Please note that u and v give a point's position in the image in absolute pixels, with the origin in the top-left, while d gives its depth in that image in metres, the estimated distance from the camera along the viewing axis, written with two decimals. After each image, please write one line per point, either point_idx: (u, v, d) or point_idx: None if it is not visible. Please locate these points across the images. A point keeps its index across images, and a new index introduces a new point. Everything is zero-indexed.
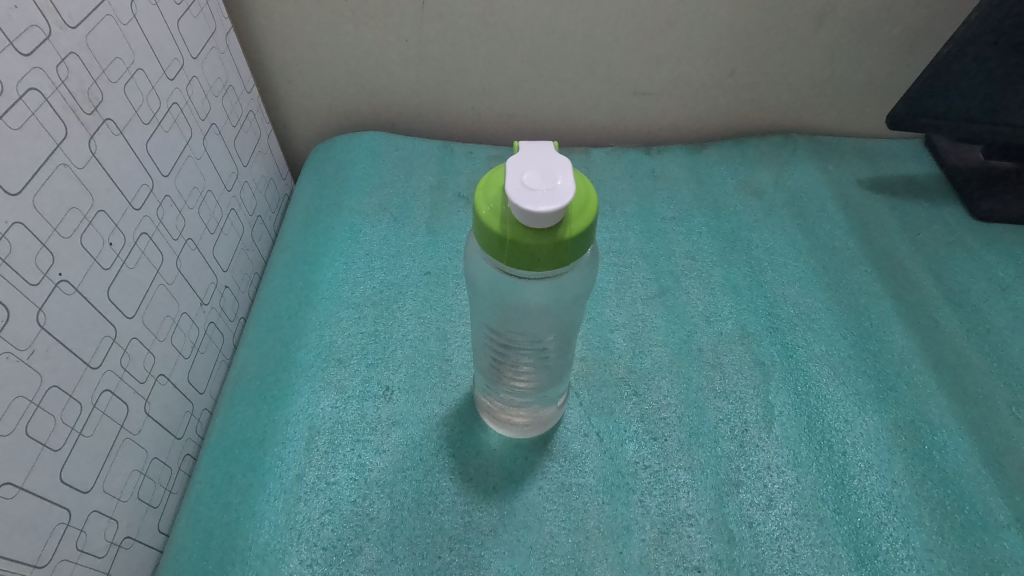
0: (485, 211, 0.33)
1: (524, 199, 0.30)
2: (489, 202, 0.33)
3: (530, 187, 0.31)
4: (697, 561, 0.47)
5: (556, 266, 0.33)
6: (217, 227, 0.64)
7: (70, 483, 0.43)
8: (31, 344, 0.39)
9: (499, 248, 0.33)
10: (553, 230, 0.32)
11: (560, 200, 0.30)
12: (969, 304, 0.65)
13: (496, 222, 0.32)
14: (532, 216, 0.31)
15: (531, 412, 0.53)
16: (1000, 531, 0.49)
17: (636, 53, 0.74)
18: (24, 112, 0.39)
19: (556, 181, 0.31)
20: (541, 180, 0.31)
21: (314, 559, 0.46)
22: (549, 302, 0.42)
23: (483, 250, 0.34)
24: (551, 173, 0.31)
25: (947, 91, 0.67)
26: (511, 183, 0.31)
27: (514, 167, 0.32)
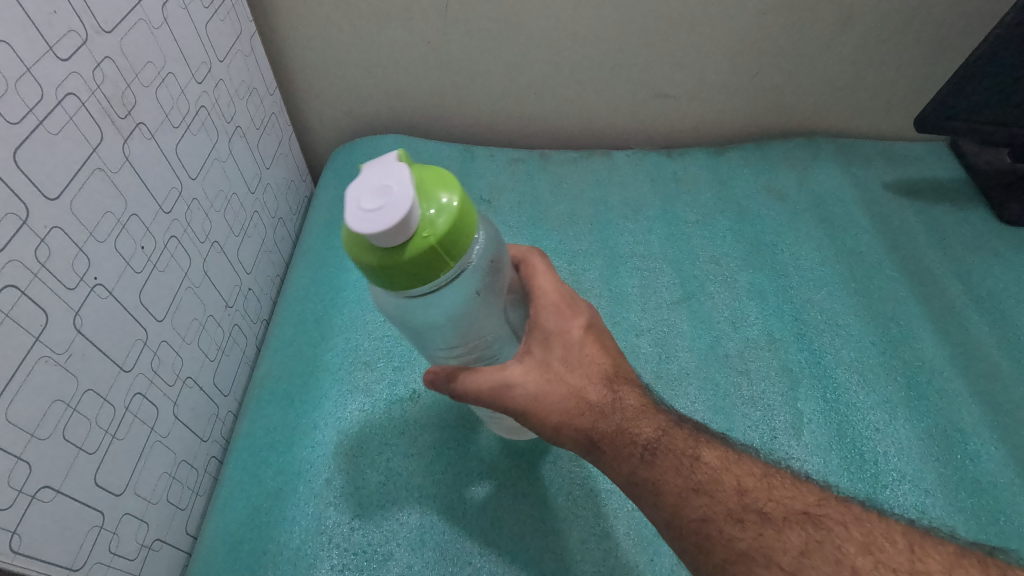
0: (349, 244, 0.31)
1: (368, 219, 0.29)
2: (348, 237, 0.31)
3: (370, 206, 0.29)
4: None
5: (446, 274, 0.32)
6: (241, 230, 0.64)
7: (104, 486, 0.43)
8: (69, 347, 0.40)
9: (386, 277, 0.31)
10: (416, 238, 0.30)
11: (404, 203, 0.29)
12: (999, 310, 0.64)
13: (365, 252, 0.31)
14: (389, 229, 0.29)
15: (518, 417, 0.51)
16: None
17: (659, 56, 0.73)
18: (63, 117, 0.39)
19: (387, 186, 0.30)
20: (377, 197, 0.29)
21: (345, 564, 0.46)
22: (489, 291, 0.39)
23: (378, 286, 0.32)
24: (383, 183, 0.30)
25: (979, 95, 0.67)
26: (356, 207, 0.29)
27: (355, 192, 0.30)
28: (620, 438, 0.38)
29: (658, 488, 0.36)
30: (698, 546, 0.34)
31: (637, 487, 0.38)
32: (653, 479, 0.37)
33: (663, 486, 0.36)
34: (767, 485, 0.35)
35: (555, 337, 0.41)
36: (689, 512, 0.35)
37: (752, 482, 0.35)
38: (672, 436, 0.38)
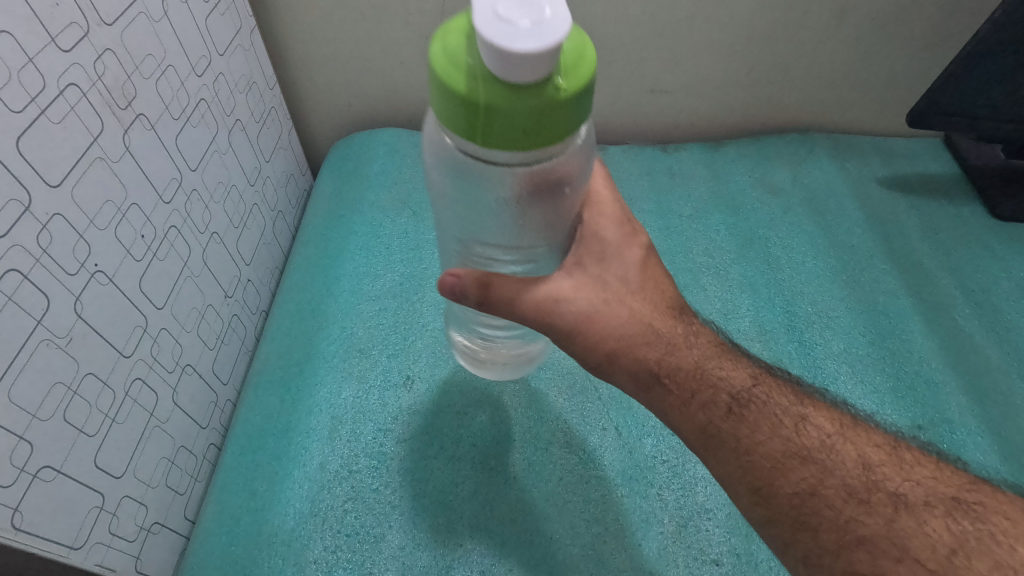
0: (450, 65, 0.27)
1: (498, 32, 0.24)
2: (455, 53, 0.27)
3: (502, 18, 0.25)
4: (715, 554, 0.48)
5: (541, 141, 0.28)
6: (240, 221, 0.65)
7: (104, 469, 0.44)
8: (69, 332, 0.41)
9: (470, 113, 0.27)
10: (528, 90, 0.26)
11: (548, 38, 0.25)
12: (988, 303, 0.65)
13: (466, 78, 0.27)
14: (513, 60, 0.25)
15: (514, 350, 0.55)
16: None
17: (653, 52, 0.74)
18: (64, 107, 0.40)
19: (543, 15, 0.25)
20: (521, 10, 0.25)
21: (339, 545, 0.47)
22: (538, 209, 0.37)
23: (449, 118, 0.29)
24: (536, 5, 0.25)
25: (969, 89, 0.67)
26: (482, 13, 0.25)
27: None
28: (699, 380, 0.39)
29: (748, 440, 0.37)
30: (795, 513, 0.35)
31: (708, 438, 0.38)
32: (738, 432, 0.37)
33: (759, 446, 0.37)
34: (871, 454, 0.36)
35: (611, 256, 0.41)
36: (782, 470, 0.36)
37: (839, 452, 0.36)
38: (761, 387, 0.39)
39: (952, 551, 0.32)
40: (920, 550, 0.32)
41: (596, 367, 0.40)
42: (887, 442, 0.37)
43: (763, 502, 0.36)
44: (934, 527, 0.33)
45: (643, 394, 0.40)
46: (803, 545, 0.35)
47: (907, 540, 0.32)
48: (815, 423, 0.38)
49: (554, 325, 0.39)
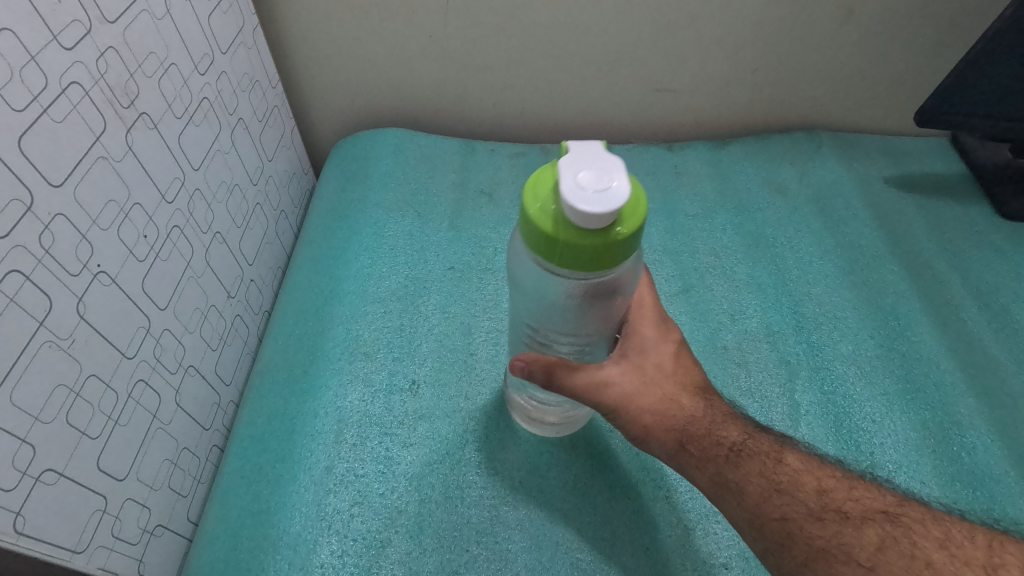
0: (534, 210, 0.33)
1: (577, 197, 0.30)
2: (539, 201, 0.33)
3: (581, 185, 0.30)
4: (724, 558, 0.47)
5: (602, 268, 0.33)
6: (243, 221, 0.65)
7: (106, 471, 0.43)
8: (72, 333, 0.40)
9: (547, 248, 0.33)
10: (595, 233, 0.31)
11: (614, 203, 0.30)
12: (997, 304, 0.64)
13: (547, 222, 0.32)
14: (585, 217, 0.30)
15: (564, 413, 0.52)
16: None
17: (658, 51, 0.74)
18: (66, 105, 0.40)
19: (611, 182, 0.30)
20: (596, 180, 0.30)
21: (344, 550, 0.46)
22: (596, 305, 0.41)
23: (530, 246, 0.34)
24: (606, 174, 0.31)
25: (977, 90, 0.67)
26: (565, 181, 0.30)
27: (568, 166, 0.31)
28: (708, 439, 0.40)
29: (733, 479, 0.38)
30: (775, 536, 0.36)
31: (720, 487, 0.38)
32: (737, 479, 0.38)
33: (746, 485, 0.37)
34: (828, 483, 0.37)
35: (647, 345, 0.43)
36: (769, 509, 0.36)
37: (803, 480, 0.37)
38: (755, 441, 0.40)
39: (881, 552, 0.32)
40: (858, 553, 0.32)
41: (635, 439, 0.42)
42: (846, 475, 0.37)
43: (761, 535, 0.36)
44: (871, 535, 0.33)
45: (672, 460, 0.41)
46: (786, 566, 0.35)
47: (848, 544, 0.33)
48: (787, 462, 0.38)
49: (600, 406, 0.42)
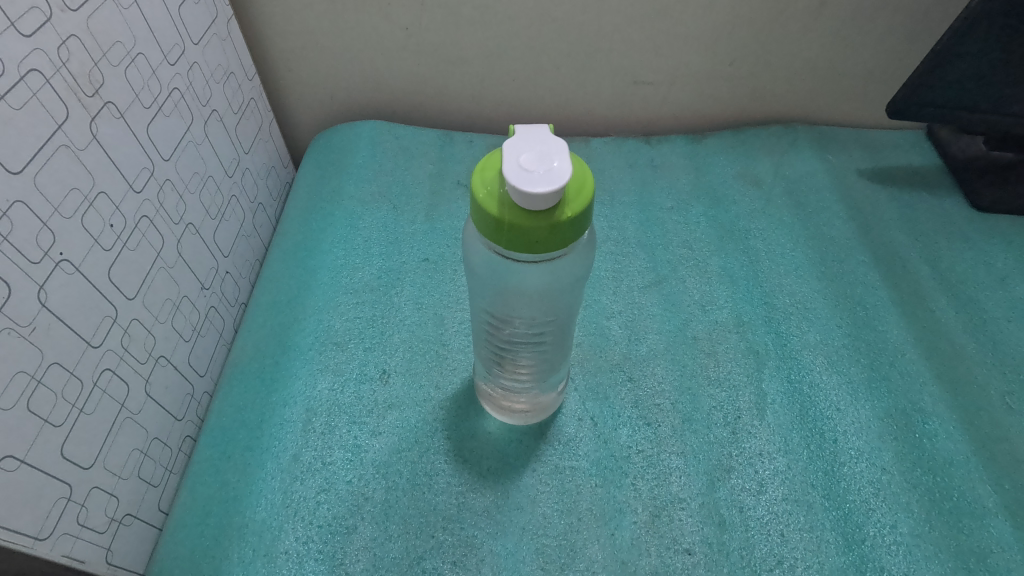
0: (482, 194, 0.33)
1: (519, 178, 0.31)
2: (486, 184, 0.33)
3: (525, 167, 0.31)
4: (688, 544, 0.47)
5: (551, 249, 0.33)
6: (217, 213, 0.65)
7: (71, 459, 0.44)
8: (33, 320, 0.40)
9: (496, 231, 0.33)
10: (541, 213, 0.32)
11: (557, 182, 0.31)
12: (966, 294, 0.65)
13: (494, 204, 0.33)
14: (529, 197, 0.31)
15: (531, 398, 0.53)
16: (987, 518, 0.49)
17: (634, 44, 0.74)
18: (26, 93, 0.40)
19: (553, 163, 0.31)
20: (538, 162, 0.31)
21: (310, 536, 0.47)
22: (556, 288, 0.42)
23: (480, 231, 0.35)
24: (548, 155, 0.32)
25: (946, 81, 0.67)
26: (508, 164, 0.31)
27: (511, 150, 0.32)
28: None
29: None
30: None
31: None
32: None
33: None
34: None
35: None
36: None
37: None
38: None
39: None
40: None
41: None
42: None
43: None
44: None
45: None
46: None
47: None
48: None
49: None
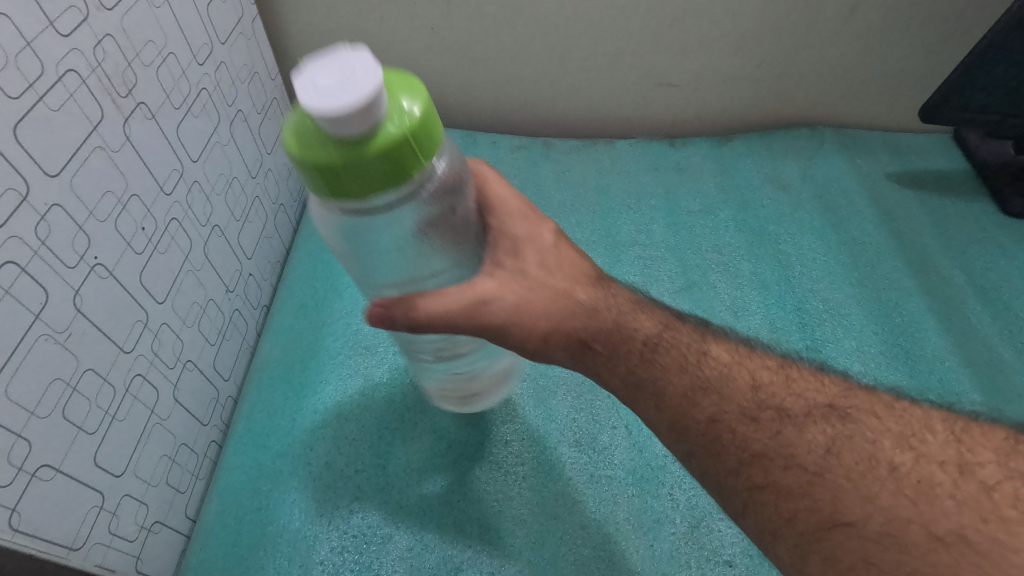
0: (297, 130, 0.27)
1: (324, 101, 0.25)
2: (298, 118, 0.27)
3: (325, 87, 0.25)
4: (728, 555, 0.47)
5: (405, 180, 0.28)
6: (242, 214, 0.64)
7: (104, 467, 0.43)
8: (69, 326, 0.39)
9: (331, 183, 0.27)
10: (376, 139, 0.27)
11: (370, 97, 0.25)
12: (1001, 301, 0.64)
13: (314, 141, 0.27)
14: (335, 120, 0.25)
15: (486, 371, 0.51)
16: (955, 384, 0.57)
17: (662, 44, 0.73)
18: (62, 93, 0.39)
19: (356, 73, 0.25)
20: (334, 78, 0.25)
21: (345, 546, 0.46)
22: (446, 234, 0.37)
23: (314, 188, 0.29)
24: (348, 66, 0.26)
25: (983, 83, 0.66)
26: (302, 87, 0.25)
27: (303, 70, 0.26)
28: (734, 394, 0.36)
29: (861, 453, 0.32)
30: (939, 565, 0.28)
31: (632, 386, 0.39)
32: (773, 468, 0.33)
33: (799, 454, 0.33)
34: (762, 376, 0.37)
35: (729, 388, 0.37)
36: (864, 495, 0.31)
37: (826, 384, 0.36)
38: (672, 333, 0.40)
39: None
40: None
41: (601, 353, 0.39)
42: (779, 365, 0.38)
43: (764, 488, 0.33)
44: (815, 433, 0.33)
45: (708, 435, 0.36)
46: (715, 472, 0.35)
47: None
48: (713, 357, 0.38)
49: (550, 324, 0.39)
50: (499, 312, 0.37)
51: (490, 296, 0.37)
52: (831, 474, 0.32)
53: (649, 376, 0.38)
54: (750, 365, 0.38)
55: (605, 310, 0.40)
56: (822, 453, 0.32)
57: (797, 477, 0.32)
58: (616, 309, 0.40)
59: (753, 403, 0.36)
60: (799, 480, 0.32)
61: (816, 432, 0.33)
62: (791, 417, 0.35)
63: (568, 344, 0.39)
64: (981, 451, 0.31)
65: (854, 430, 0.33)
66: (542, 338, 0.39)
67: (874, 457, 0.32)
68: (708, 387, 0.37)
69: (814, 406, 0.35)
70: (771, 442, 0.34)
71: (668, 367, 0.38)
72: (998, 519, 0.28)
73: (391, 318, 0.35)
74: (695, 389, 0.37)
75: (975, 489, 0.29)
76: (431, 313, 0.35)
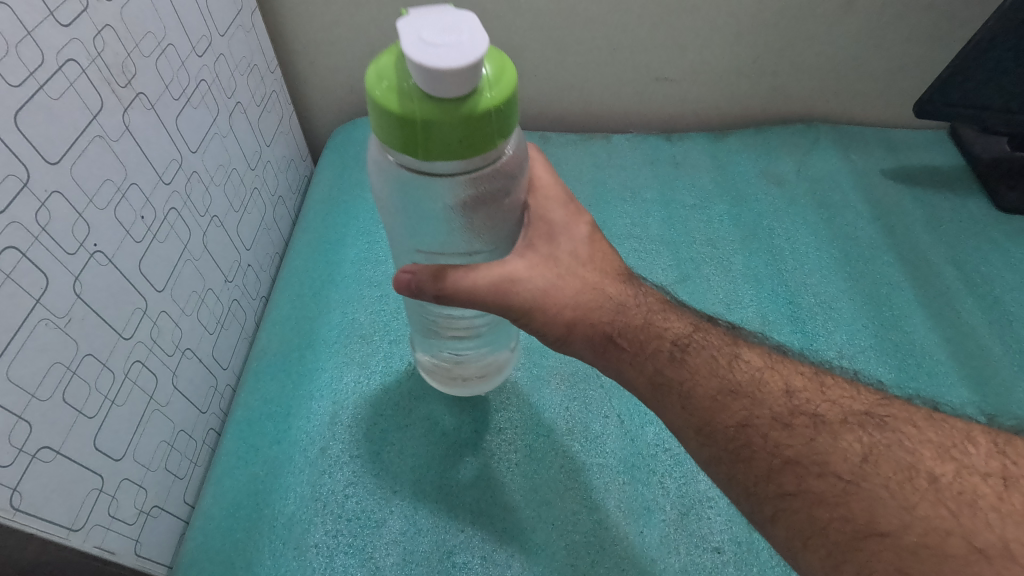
0: (380, 91, 0.29)
1: (424, 52, 0.26)
2: (388, 75, 0.29)
3: (426, 41, 0.27)
4: (717, 542, 0.48)
5: (476, 146, 0.29)
6: (241, 205, 0.65)
7: (103, 451, 0.44)
8: (69, 311, 0.40)
9: (403, 134, 0.29)
10: (466, 106, 0.28)
11: (469, 54, 0.26)
12: (991, 295, 0.65)
13: (396, 100, 0.28)
14: (435, 76, 0.27)
15: (482, 361, 0.53)
16: None
17: (659, 40, 0.73)
18: (63, 83, 0.39)
19: (459, 36, 0.27)
20: (441, 34, 0.27)
21: (339, 529, 0.47)
22: (487, 214, 0.38)
23: (385, 144, 0.30)
24: (452, 28, 0.27)
25: (978, 81, 0.67)
26: (407, 40, 0.27)
27: (406, 27, 0.27)
28: (762, 393, 0.37)
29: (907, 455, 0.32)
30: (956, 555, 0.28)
31: (658, 388, 0.40)
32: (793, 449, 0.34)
33: (831, 458, 0.33)
34: (796, 382, 0.38)
35: (759, 391, 0.37)
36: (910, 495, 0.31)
37: (861, 392, 0.37)
38: (703, 335, 0.41)
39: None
40: None
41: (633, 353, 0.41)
42: (813, 372, 0.39)
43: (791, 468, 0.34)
44: (851, 441, 0.33)
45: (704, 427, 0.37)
46: (742, 478, 0.35)
47: None
48: (744, 358, 0.40)
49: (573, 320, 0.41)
50: (525, 293, 0.39)
51: (520, 276, 0.39)
52: (868, 482, 0.32)
53: (677, 377, 0.39)
54: (783, 371, 0.38)
55: (634, 307, 0.42)
56: (859, 460, 0.32)
57: (832, 486, 0.32)
58: (645, 308, 0.42)
59: (787, 407, 0.36)
60: (834, 489, 0.32)
61: (852, 440, 0.33)
62: (827, 424, 0.35)
63: (592, 335, 0.41)
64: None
65: (891, 440, 0.33)
66: (568, 327, 0.41)
67: (912, 470, 0.32)
68: (738, 389, 0.37)
69: (851, 413, 0.35)
70: (804, 449, 0.34)
71: (698, 369, 0.39)
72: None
73: (420, 283, 0.37)
74: (721, 390, 0.38)
75: (1007, 495, 0.30)
76: (463, 284, 0.37)
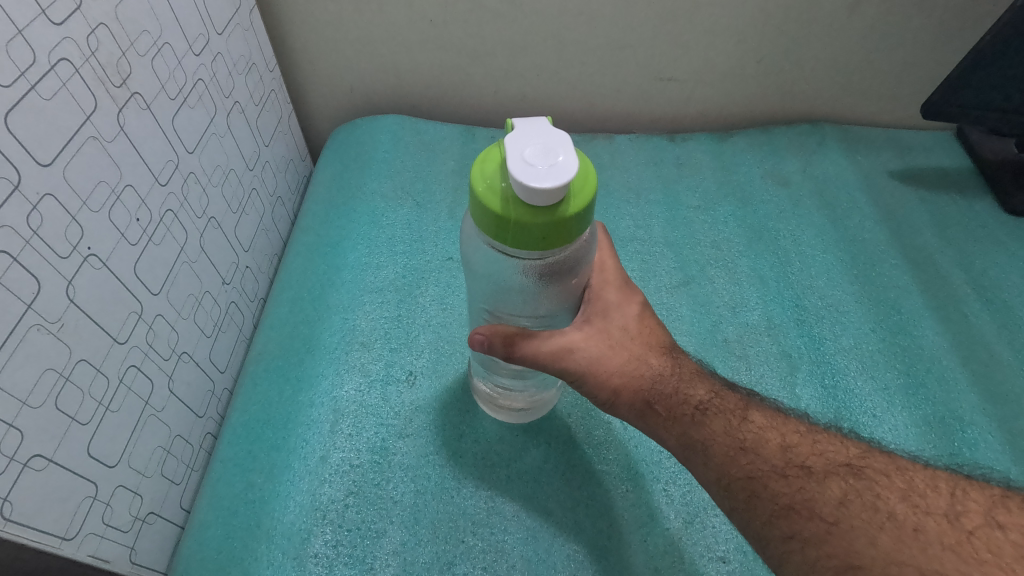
0: (482, 188, 0.32)
1: (525, 172, 0.29)
2: (487, 177, 0.32)
3: (528, 161, 0.29)
4: (722, 551, 0.47)
5: (557, 245, 0.32)
6: (239, 207, 0.64)
7: (97, 458, 0.43)
8: (62, 317, 0.39)
9: (498, 229, 0.31)
10: (555, 213, 0.31)
11: (563, 177, 0.29)
12: (1000, 299, 0.64)
13: (496, 201, 0.31)
14: (533, 192, 0.29)
15: (530, 396, 0.53)
16: None
17: (665, 40, 0.72)
18: (56, 82, 0.39)
19: (558, 158, 0.30)
20: (543, 156, 0.30)
21: (338, 540, 0.46)
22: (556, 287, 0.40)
23: (480, 229, 0.33)
24: (553, 149, 0.30)
25: (989, 81, 0.66)
26: (512, 157, 0.30)
27: (514, 143, 0.30)
28: (767, 446, 0.36)
29: (876, 498, 0.32)
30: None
31: (687, 449, 0.39)
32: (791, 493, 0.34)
33: (816, 505, 0.33)
34: (791, 438, 0.37)
35: (759, 445, 0.37)
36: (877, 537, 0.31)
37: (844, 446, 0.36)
38: (722, 399, 0.40)
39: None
40: None
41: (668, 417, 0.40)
42: (809, 431, 0.38)
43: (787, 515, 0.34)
44: (837, 489, 0.33)
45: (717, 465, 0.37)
46: (756, 520, 0.35)
47: None
48: (753, 420, 0.38)
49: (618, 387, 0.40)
50: (579, 362, 0.40)
51: (576, 346, 0.40)
52: (849, 523, 0.32)
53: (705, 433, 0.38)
54: (780, 426, 0.38)
55: (669, 376, 0.41)
56: (837, 504, 0.33)
57: (817, 526, 0.32)
58: (676, 376, 0.41)
59: (783, 459, 0.36)
60: (820, 529, 0.32)
61: (838, 489, 0.33)
62: (815, 474, 0.35)
63: (634, 402, 0.40)
64: (970, 504, 0.32)
65: (864, 488, 0.33)
66: (613, 392, 0.41)
67: (879, 509, 0.32)
68: (746, 446, 0.37)
69: (834, 464, 0.35)
70: (796, 495, 0.34)
71: (710, 424, 0.38)
72: (990, 568, 0.28)
73: (492, 346, 0.39)
74: (734, 449, 0.37)
75: (950, 526, 0.30)
76: (529, 351, 0.39)
